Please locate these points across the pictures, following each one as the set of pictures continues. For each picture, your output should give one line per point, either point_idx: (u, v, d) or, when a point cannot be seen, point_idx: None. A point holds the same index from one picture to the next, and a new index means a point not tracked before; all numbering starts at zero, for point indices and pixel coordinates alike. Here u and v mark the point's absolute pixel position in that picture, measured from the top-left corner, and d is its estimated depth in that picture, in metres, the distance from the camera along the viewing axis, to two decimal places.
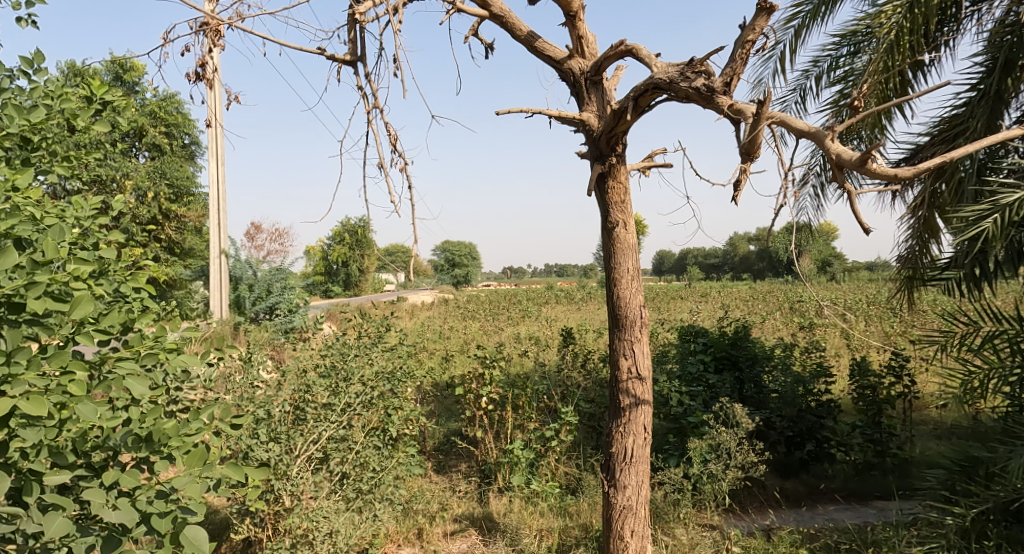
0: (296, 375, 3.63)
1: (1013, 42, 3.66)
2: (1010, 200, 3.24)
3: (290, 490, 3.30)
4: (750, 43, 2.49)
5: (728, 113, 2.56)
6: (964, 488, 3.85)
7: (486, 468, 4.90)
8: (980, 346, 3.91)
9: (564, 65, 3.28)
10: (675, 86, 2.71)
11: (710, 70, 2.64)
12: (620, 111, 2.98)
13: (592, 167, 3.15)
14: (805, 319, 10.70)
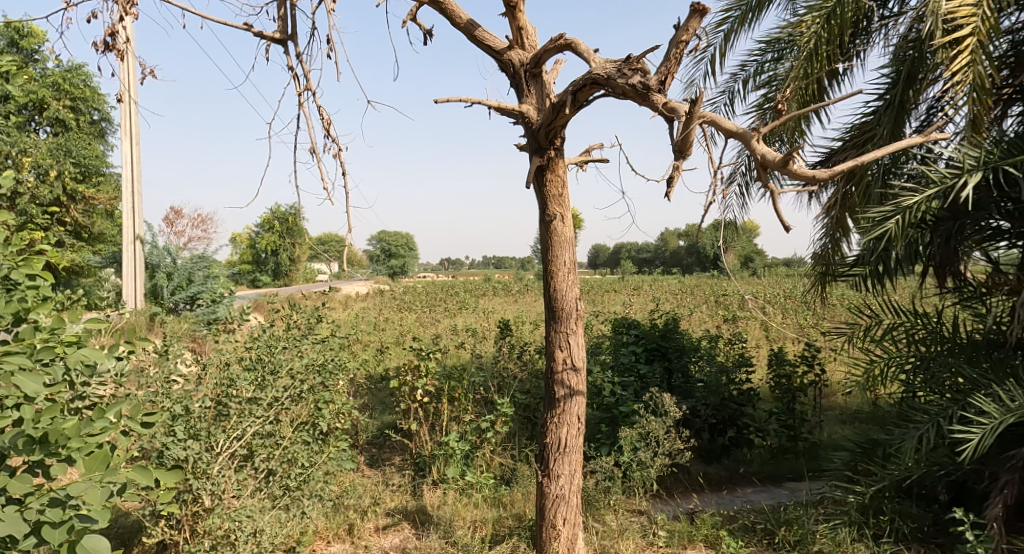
0: (219, 368, 3.58)
1: (917, 57, 3.93)
2: (910, 204, 3.53)
3: (210, 490, 3.26)
4: (683, 44, 2.65)
5: (663, 111, 2.70)
6: (864, 468, 4.20)
7: (421, 461, 4.93)
8: (880, 338, 4.22)
9: (505, 55, 3.36)
10: (613, 82, 2.84)
11: (646, 68, 2.79)
12: (559, 104, 3.08)
13: (532, 159, 3.25)
14: (728, 311, 11.21)
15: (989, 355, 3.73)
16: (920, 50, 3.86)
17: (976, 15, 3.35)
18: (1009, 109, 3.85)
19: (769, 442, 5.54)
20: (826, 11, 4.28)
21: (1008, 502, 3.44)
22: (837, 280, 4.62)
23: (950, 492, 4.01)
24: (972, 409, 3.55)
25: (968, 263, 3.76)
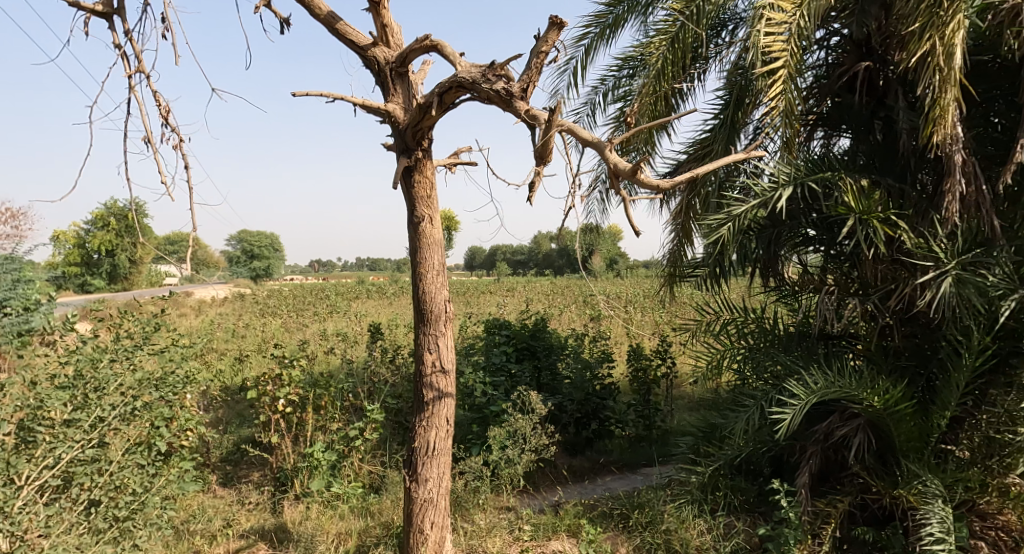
0: (22, 387, 3.17)
1: (742, 83, 4.45)
2: (739, 212, 3.97)
3: (9, 531, 2.79)
4: (543, 54, 2.85)
5: (525, 118, 2.90)
6: (705, 450, 4.67)
7: (283, 476, 4.80)
8: (718, 331, 4.63)
9: (369, 52, 3.39)
10: (478, 87, 3.00)
11: (509, 75, 2.97)
12: (426, 105, 3.17)
13: (400, 159, 3.31)
14: (592, 311, 11.83)
15: (799, 345, 4.31)
16: (744, 76, 4.38)
17: (788, 49, 3.85)
18: (816, 132, 4.45)
19: (628, 432, 5.93)
20: (670, 35, 4.64)
21: (814, 470, 4.11)
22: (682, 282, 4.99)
23: (772, 466, 4.56)
24: (787, 393, 4.06)
25: (785, 267, 4.30)
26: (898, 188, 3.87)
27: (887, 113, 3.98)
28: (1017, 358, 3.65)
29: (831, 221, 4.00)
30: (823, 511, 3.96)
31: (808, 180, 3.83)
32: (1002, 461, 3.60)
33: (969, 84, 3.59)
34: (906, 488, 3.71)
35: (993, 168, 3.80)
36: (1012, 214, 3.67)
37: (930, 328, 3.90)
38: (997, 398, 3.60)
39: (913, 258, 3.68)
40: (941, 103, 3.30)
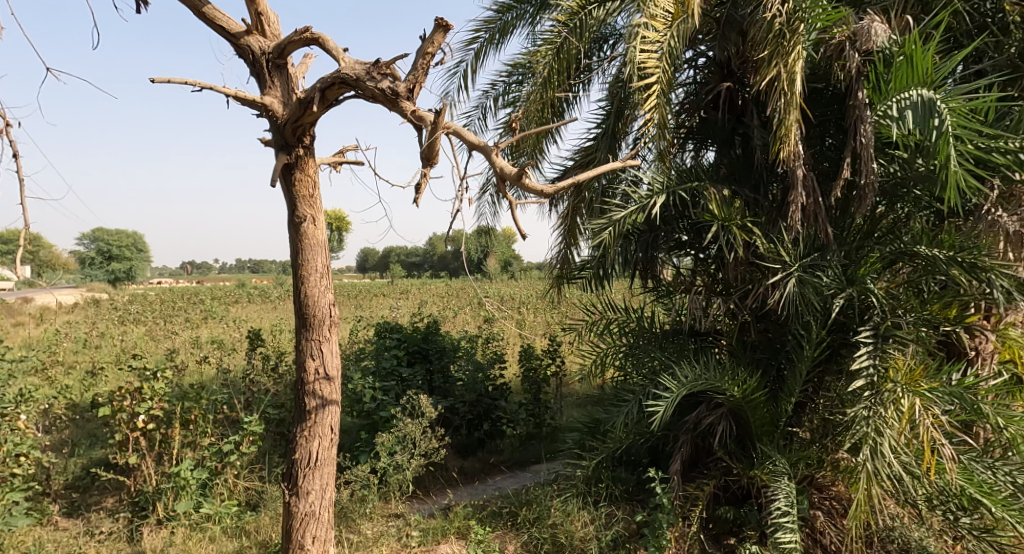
0: None
1: (621, 94, 4.70)
2: (619, 219, 4.19)
3: None
4: (429, 55, 2.95)
5: (411, 118, 3.00)
6: (590, 445, 4.89)
7: (142, 500, 4.45)
8: (601, 330, 4.83)
9: (242, 40, 3.30)
10: (363, 84, 3.07)
11: (395, 73, 3.06)
12: (307, 100, 3.17)
13: (279, 156, 3.29)
14: (485, 313, 11.92)
15: (672, 341, 4.58)
16: (623, 88, 4.63)
17: (659, 67, 4.17)
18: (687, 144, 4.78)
19: (518, 430, 6.05)
20: (556, 45, 4.80)
21: (684, 457, 4.43)
22: (569, 284, 5.10)
23: (650, 456, 4.84)
24: (661, 387, 4.35)
25: (661, 269, 4.57)
26: (754, 198, 4.27)
27: (745, 129, 4.38)
28: (847, 347, 4.07)
29: (699, 227, 4.36)
30: (692, 494, 4.34)
31: (679, 189, 4.17)
32: (834, 439, 4.01)
33: (808, 109, 4.09)
34: (759, 469, 4.11)
35: (827, 181, 4.27)
36: (844, 223, 4.15)
37: (780, 323, 4.31)
38: (832, 384, 4.12)
39: (764, 261, 4.08)
40: (786, 123, 3.77)
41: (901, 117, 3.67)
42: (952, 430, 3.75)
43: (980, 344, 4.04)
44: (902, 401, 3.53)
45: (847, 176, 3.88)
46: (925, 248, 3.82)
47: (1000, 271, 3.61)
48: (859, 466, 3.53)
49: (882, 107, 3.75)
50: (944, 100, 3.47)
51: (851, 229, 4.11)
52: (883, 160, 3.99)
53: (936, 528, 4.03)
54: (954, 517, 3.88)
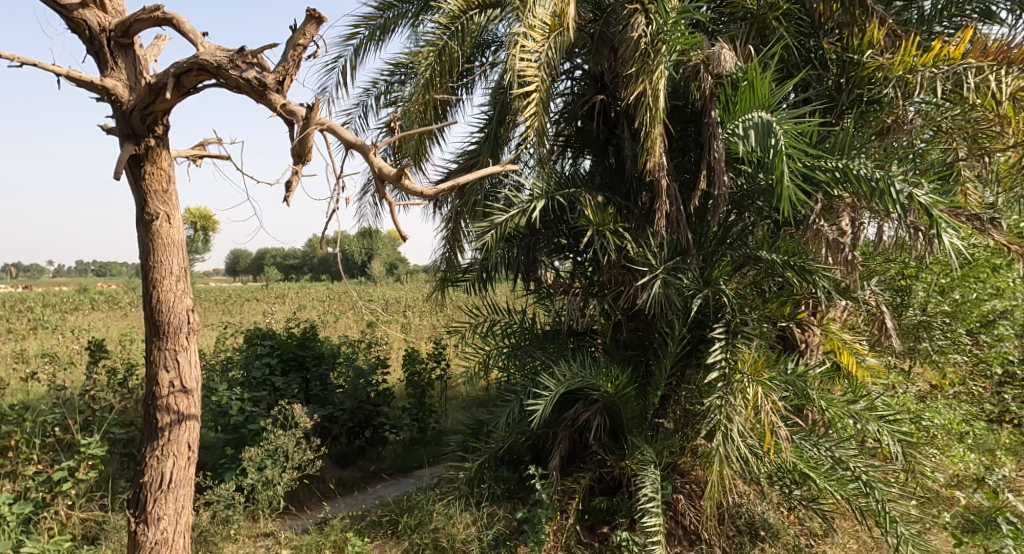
0: None
1: (502, 100, 4.82)
2: (499, 221, 4.27)
3: None
4: (300, 48, 3.06)
5: (281, 112, 3.11)
6: (472, 447, 4.94)
7: None
8: (485, 333, 4.88)
9: (80, 16, 3.25)
10: (226, 72, 3.13)
11: (262, 63, 3.14)
12: (160, 86, 3.20)
13: (127, 145, 3.26)
14: (367, 317, 11.56)
15: (552, 341, 4.73)
16: (503, 94, 4.74)
17: (539, 76, 4.32)
18: (566, 152, 4.97)
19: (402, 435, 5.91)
20: (438, 47, 4.82)
21: (563, 453, 4.59)
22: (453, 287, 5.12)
23: (531, 453, 4.98)
24: (541, 386, 4.49)
25: (542, 271, 4.72)
26: (626, 205, 4.51)
27: (618, 140, 4.62)
28: (704, 343, 4.40)
29: (577, 231, 4.56)
30: (569, 487, 4.53)
31: (557, 194, 4.34)
32: (694, 427, 4.32)
33: (670, 124, 4.39)
34: (629, 459, 4.36)
35: (688, 191, 4.57)
36: (701, 229, 4.41)
37: (649, 323, 4.58)
38: (692, 376, 4.39)
39: (634, 264, 4.32)
40: (652, 135, 4.07)
41: (746, 136, 3.98)
42: (785, 416, 3.99)
43: (809, 335, 4.32)
44: (747, 389, 3.87)
45: (704, 186, 4.19)
46: (765, 252, 4.12)
47: (823, 273, 3.99)
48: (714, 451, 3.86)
49: (731, 126, 4.06)
50: (780, 121, 3.84)
51: (707, 235, 4.38)
52: (732, 173, 4.25)
53: (774, 500, 4.48)
54: (788, 490, 4.27)
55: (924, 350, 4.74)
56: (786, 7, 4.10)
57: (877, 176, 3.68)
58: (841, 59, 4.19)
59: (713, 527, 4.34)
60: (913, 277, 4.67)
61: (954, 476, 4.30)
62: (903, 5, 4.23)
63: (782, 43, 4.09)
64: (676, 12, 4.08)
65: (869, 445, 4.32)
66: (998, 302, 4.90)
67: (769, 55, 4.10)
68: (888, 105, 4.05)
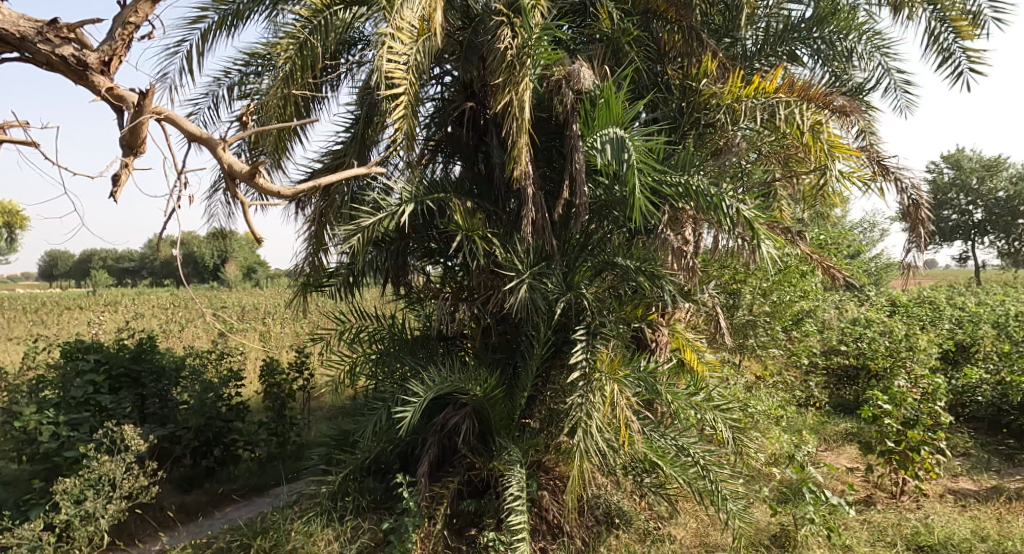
0: None
1: (370, 101, 4.75)
2: (367, 224, 4.20)
3: None
4: (131, 27, 3.00)
5: (107, 96, 2.97)
6: (336, 459, 4.78)
7: None
8: (352, 340, 4.80)
9: None
10: (34, 46, 2.86)
11: (81, 39, 2.94)
12: None
13: None
14: (214, 326, 10.66)
15: (422, 347, 4.76)
16: (370, 95, 4.68)
17: (405, 77, 4.32)
18: (435, 157, 5.00)
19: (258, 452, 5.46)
20: (299, 41, 4.63)
21: (431, 459, 4.58)
22: (317, 293, 4.95)
23: (399, 461, 4.91)
24: (410, 392, 4.46)
25: (413, 276, 4.69)
26: (494, 211, 4.63)
27: (487, 147, 4.74)
28: (567, 344, 4.61)
29: (447, 236, 4.62)
30: (437, 493, 4.51)
31: (426, 198, 4.35)
32: (557, 425, 4.49)
33: (535, 134, 4.56)
34: (497, 459, 4.44)
35: (553, 199, 4.77)
36: (565, 235, 4.62)
37: (517, 326, 4.71)
38: (557, 376, 4.57)
39: (502, 269, 4.43)
40: (518, 144, 4.21)
41: (603, 149, 4.26)
42: (638, 409, 4.32)
43: (659, 335, 4.68)
44: (605, 387, 4.10)
45: (567, 195, 4.40)
46: (621, 258, 4.42)
47: (670, 278, 4.34)
48: (575, 446, 4.06)
49: (590, 140, 4.31)
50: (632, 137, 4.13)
51: (570, 242, 4.61)
52: (590, 184, 4.49)
53: (629, 490, 4.78)
54: (640, 478, 4.57)
55: (750, 346, 5.46)
56: (637, 33, 4.42)
57: (711, 191, 4.08)
58: (681, 86, 4.55)
59: (574, 521, 4.54)
60: (741, 281, 5.26)
61: (774, 456, 4.86)
62: (731, 40, 4.63)
63: (633, 65, 4.38)
64: (539, 28, 4.27)
65: (706, 432, 4.72)
66: (804, 302, 5.65)
67: (622, 76, 4.39)
68: (720, 129, 4.41)
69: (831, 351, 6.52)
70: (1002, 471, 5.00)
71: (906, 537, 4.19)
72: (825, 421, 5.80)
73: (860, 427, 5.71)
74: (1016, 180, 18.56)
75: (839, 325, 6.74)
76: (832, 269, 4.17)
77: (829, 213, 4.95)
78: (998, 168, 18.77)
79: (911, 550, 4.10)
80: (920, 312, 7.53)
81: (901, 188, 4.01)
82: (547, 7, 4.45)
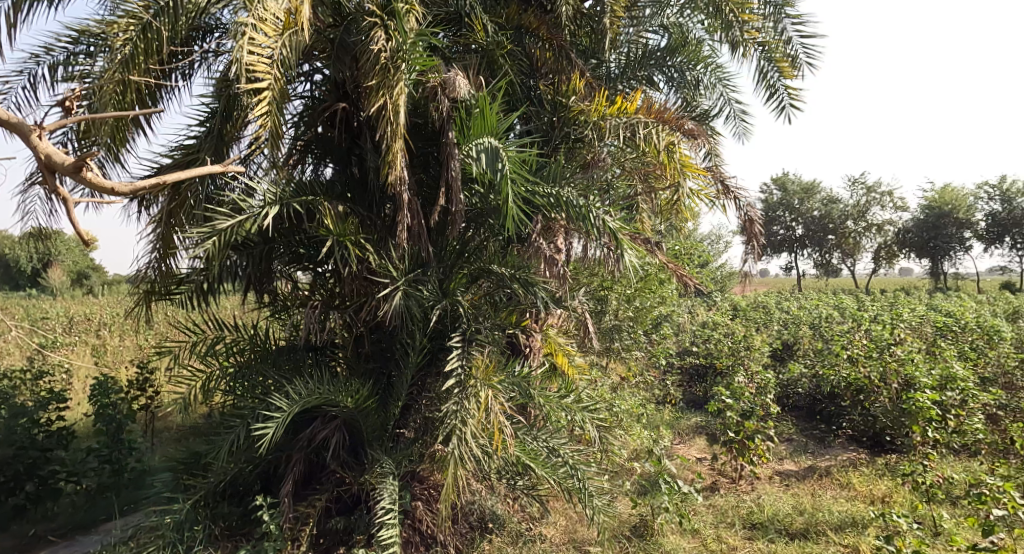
0: None
1: (228, 95, 4.44)
2: (224, 228, 3.91)
3: None
4: None
5: None
6: (184, 484, 4.36)
7: None
8: (205, 353, 4.59)
9: None
10: None
11: None
12: None
13: None
14: (34, 337, 9.26)
15: (286, 357, 4.58)
16: (229, 88, 4.37)
17: (270, 72, 4.08)
18: (305, 158, 4.80)
19: (85, 483, 4.81)
20: (143, 23, 4.20)
21: (296, 476, 4.34)
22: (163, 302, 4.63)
23: (260, 482, 4.57)
24: (272, 407, 4.20)
25: (278, 283, 4.53)
26: (368, 217, 4.53)
27: (361, 150, 4.64)
28: (443, 351, 4.61)
29: (315, 241, 4.42)
30: (302, 513, 4.26)
31: (293, 201, 4.12)
32: (432, 434, 4.46)
33: (410, 140, 4.53)
34: (368, 473, 4.31)
35: (427, 206, 4.75)
36: (441, 242, 4.62)
37: (391, 334, 4.63)
38: (432, 384, 4.55)
39: (376, 276, 4.34)
40: (392, 149, 4.13)
41: (478, 158, 4.32)
42: (512, 413, 4.40)
43: (532, 340, 4.86)
44: (480, 393, 4.13)
45: (443, 202, 4.40)
46: (496, 266, 4.53)
47: (542, 285, 4.52)
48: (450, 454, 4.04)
49: (466, 149, 4.35)
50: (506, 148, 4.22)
51: (446, 249, 4.62)
52: (466, 193, 4.54)
53: (502, 493, 4.86)
54: (513, 481, 4.67)
55: (615, 348, 5.88)
56: (509, 47, 4.58)
57: (580, 203, 4.32)
58: (553, 101, 4.75)
59: (447, 529, 4.52)
60: (608, 288, 5.65)
61: (635, 451, 5.22)
62: (597, 61, 4.96)
63: (507, 78, 4.52)
64: (413, 33, 4.22)
65: (575, 432, 4.95)
66: (662, 307, 6.17)
67: (496, 87, 4.48)
68: (587, 144, 4.70)
69: (684, 352, 7.16)
70: (815, 453, 5.79)
71: (743, 516, 4.70)
72: (678, 416, 6.36)
73: (708, 420, 6.31)
74: (828, 201, 21.67)
75: (692, 328, 7.41)
76: (684, 278, 4.58)
77: (682, 226, 5.50)
78: (813, 191, 21.81)
79: (747, 528, 4.59)
80: (756, 315, 8.51)
81: (737, 207, 4.38)
82: (422, 12, 4.42)
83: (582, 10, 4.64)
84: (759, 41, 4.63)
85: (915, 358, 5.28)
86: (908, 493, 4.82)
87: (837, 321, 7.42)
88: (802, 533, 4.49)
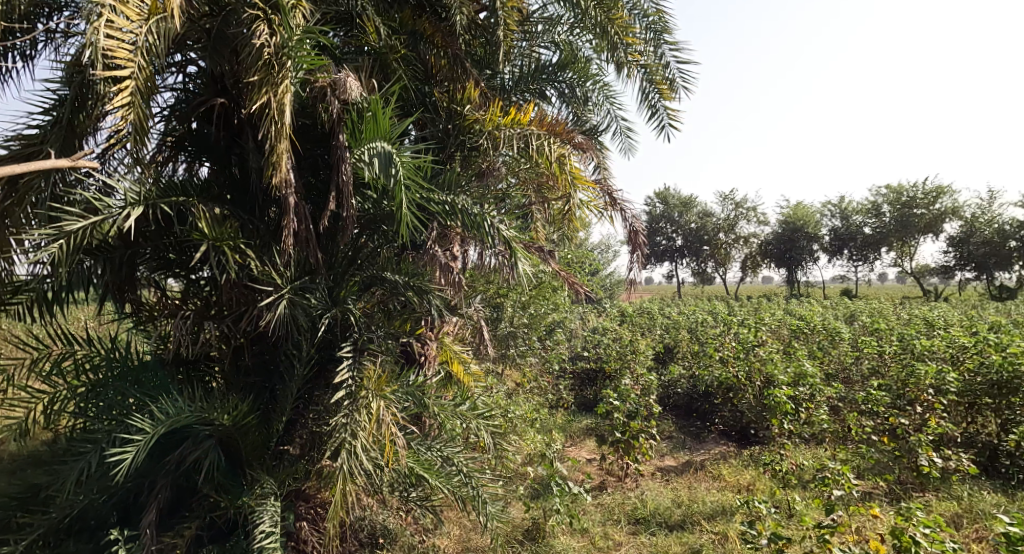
0: None
1: (81, 82, 3.96)
2: (73, 229, 3.49)
3: None
4: None
5: None
6: (18, 523, 3.88)
7: None
8: (48, 371, 4.09)
9: None
10: None
11: None
12: None
13: None
14: None
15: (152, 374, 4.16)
16: (82, 75, 3.91)
17: (131, 59, 3.70)
18: (177, 156, 4.42)
19: None
20: None
21: (162, 504, 3.93)
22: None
23: (117, 513, 4.07)
24: (134, 428, 3.79)
25: (142, 291, 4.10)
26: (250, 221, 4.24)
27: (241, 150, 4.34)
28: (332, 363, 4.41)
29: (187, 246, 4.07)
30: (168, 543, 3.87)
31: (160, 202, 3.76)
32: (319, 450, 4.23)
33: (297, 141, 4.30)
34: (247, 494, 4.00)
35: (315, 210, 4.54)
36: (331, 248, 4.44)
37: (274, 345, 4.36)
38: (319, 397, 4.32)
39: (257, 283, 4.06)
40: (276, 149, 3.90)
41: (371, 162, 4.19)
42: (405, 424, 4.29)
43: (427, 349, 4.80)
44: (371, 404, 3.98)
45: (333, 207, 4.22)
46: (389, 273, 4.43)
47: (436, 293, 4.48)
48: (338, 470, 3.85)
49: (358, 152, 4.21)
50: (399, 153, 4.14)
51: (336, 255, 4.43)
52: (358, 198, 4.41)
53: (393, 507, 4.73)
54: (406, 493, 4.57)
55: (510, 355, 5.98)
56: (403, 52, 4.52)
57: (475, 211, 4.34)
58: (448, 109, 4.77)
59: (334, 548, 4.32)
60: (503, 295, 5.80)
61: (529, 456, 5.32)
62: (491, 72, 5.02)
63: (400, 83, 4.44)
64: (300, 30, 4.01)
65: (471, 440, 4.94)
66: (555, 314, 6.36)
67: (389, 91, 4.38)
68: (482, 153, 4.74)
69: (576, 357, 7.44)
70: (692, 448, 6.23)
71: (628, 513, 4.94)
72: (568, 418, 6.56)
73: (597, 422, 6.56)
74: (704, 214, 23.45)
75: (583, 333, 7.70)
76: (576, 286, 4.74)
77: (574, 236, 5.71)
78: (691, 205, 23.44)
79: (631, 524, 4.82)
80: (641, 321, 9.02)
81: (624, 217, 4.61)
82: (310, 9, 4.22)
83: (477, 20, 4.66)
84: (641, 63, 4.95)
85: (775, 357, 5.85)
86: (768, 480, 5.30)
87: (711, 325, 8.04)
88: (680, 524, 4.78)
